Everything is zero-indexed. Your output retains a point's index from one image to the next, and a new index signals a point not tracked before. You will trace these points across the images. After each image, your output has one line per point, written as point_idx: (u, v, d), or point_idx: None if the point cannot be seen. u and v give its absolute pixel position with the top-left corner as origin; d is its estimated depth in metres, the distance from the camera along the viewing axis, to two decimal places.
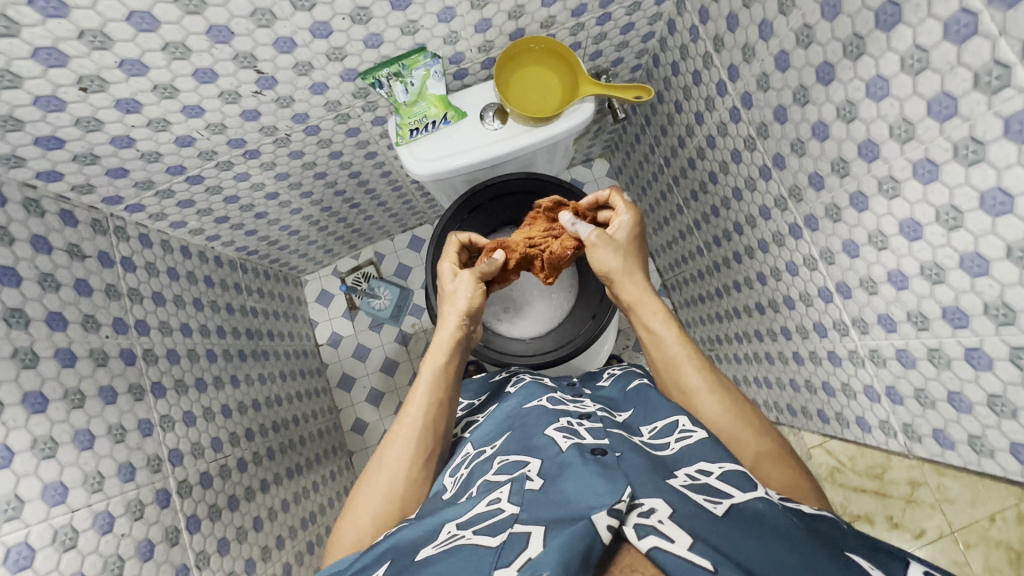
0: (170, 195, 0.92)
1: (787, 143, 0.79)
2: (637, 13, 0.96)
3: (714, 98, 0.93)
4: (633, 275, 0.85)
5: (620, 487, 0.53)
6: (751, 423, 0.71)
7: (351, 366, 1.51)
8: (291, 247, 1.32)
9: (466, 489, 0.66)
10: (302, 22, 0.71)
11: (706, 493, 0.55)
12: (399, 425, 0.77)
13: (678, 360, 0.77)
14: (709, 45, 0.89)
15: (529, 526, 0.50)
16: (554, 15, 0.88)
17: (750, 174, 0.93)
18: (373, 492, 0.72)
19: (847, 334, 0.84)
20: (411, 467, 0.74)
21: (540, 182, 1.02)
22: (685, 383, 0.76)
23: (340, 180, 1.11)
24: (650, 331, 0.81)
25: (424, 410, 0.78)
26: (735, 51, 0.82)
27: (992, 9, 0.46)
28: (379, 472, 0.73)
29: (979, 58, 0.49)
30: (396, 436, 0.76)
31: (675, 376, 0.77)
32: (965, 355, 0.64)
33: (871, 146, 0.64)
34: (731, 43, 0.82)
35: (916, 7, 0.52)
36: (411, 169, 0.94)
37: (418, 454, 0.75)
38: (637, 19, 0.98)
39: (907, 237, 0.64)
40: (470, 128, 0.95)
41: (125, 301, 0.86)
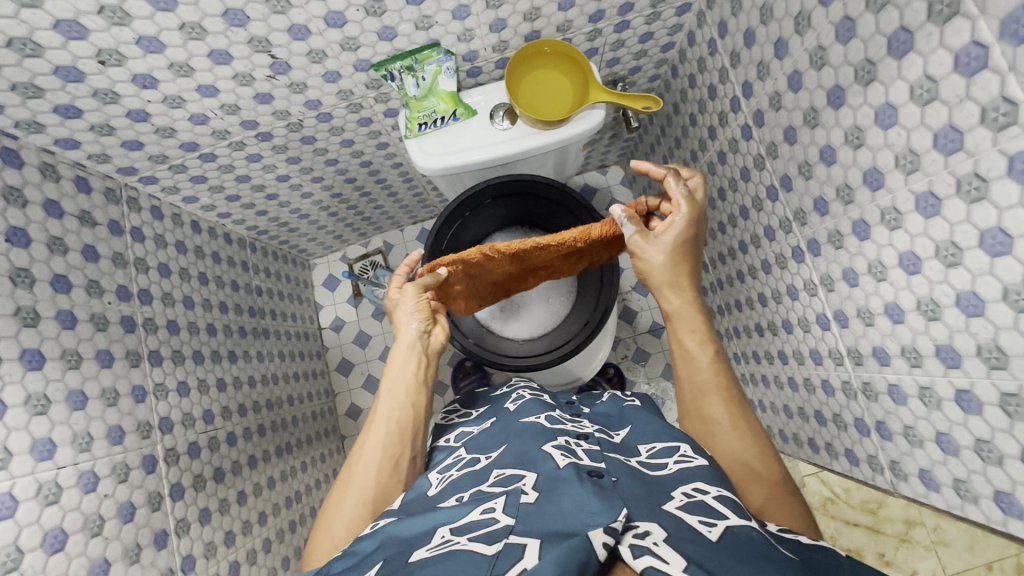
0: (183, 170, 0.89)
1: (795, 165, 0.77)
2: (657, 23, 0.94)
3: (727, 113, 0.91)
4: (677, 284, 0.81)
5: (616, 506, 0.51)
6: (767, 462, 0.69)
7: (351, 351, 1.49)
8: (301, 230, 1.29)
9: (456, 494, 0.63)
10: (316, 11, 0.68)
11: (703, 514, 0.54)
12: (367, 434, 0.77)
13: (706, 388, 0.75)
14: (726, 60, 0.87)
15: (525, 537, 0.48)
16: (571, 21, 0.86)
17: (758, 194, 0.91)
18: (345, 500, 0.71)
19: (842, 364, 0.82)
20: (380, 475, 0.73)
21: (548, 185, 0.98)
22: (706, 413, 0.74)
23: (352, 167, 1.09)
24: (682, 349, 0.79)
25: (390, 415, 0.78)
26: (750, 67, 0.81)
27: (1005, 44, 0.44)
28: (351, 483, 0.72)
29: (989, 94, 0.47)
30: (363, 445, 0.75)
31: (698, 403, 0.75)
32: (956, 397, 0.62)
33: (877, 174, 0.62)
34: (747, 59, 0.80)
35: (931, 36, 0.50)
36: (417, 164, 0.92)
37: (388, 457, 0.74)
38: (656, 29, 0.96)
39: (906, 270, 0.62)
40: (477, 128, 0.92)
41: (131, 270, 0.83)
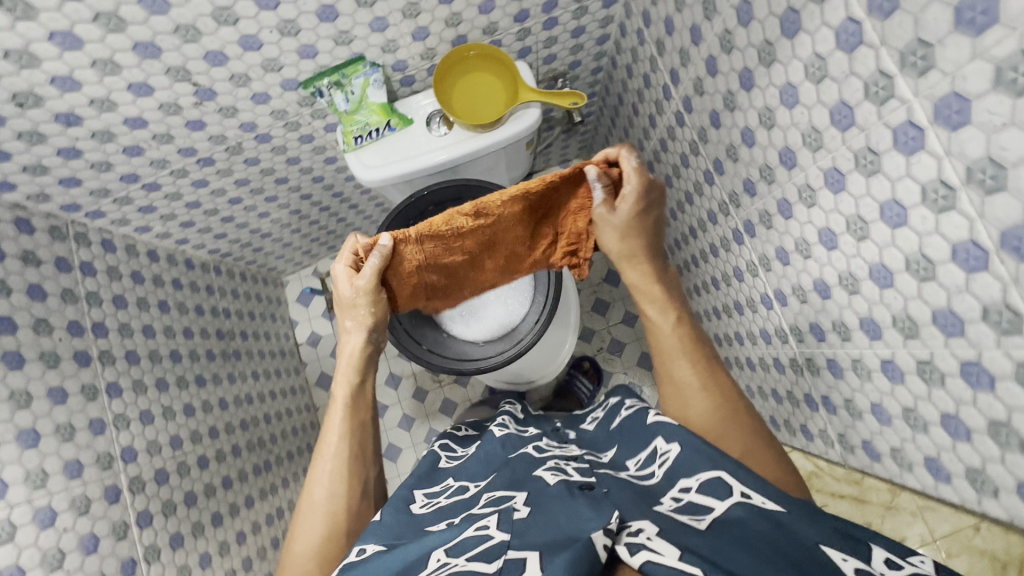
0: (130, 202, 0.76)
1: (723, 148, 0.63)
2: (586, 18, 0.75)
3: (662, 101, 0.74)
4: (632, 256, 0.64)
5: (607, 509, 0.46)
6: (739, 419, 0.58)
7: (330, 365, 1.28)
8: (266, 249, 1.13)
9: (445, 519, 0.54)
10: (231, 36, 0.56)
11: (691, 509, 0.48)
12: (325, 455, 0.60)
13: (672, 352, 0.63)
14: (653, 50, 0.71)
15: (522, 549, 0.42)
16: (528, 29, 0.73)
17: (697, 181, 0.74)
18: (309, 528, 0.56)
19: (769, 371, 0.75)
20: (343, 496, 0.58)
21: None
22: (675, 379, 0.62)
23: (305, 184, 0.93)
24: (643, 318, 0.66)
25: (350, 429, 0.62)
26: (674, 55, 0.66)
27: (874, 18, 0.36)
28: (308, 507, 0.58)
29: (867, 68, 0.38)
30: (322, 465, 0.60)
31: (665, 367, 0.63)
32: (872, 409, 0.53)
33: (789, 154, 0.51)
34: (671, 48, 0.66)
35: (813, 14, 0.41)
36: (360, 179, 0.74)
37: (355, 475, 0.60)
38: (587, 23, 0.77)
39: (825, 247, 0.50)
40: (419, 138, 0.74)
41: (84, 305, 0.71)
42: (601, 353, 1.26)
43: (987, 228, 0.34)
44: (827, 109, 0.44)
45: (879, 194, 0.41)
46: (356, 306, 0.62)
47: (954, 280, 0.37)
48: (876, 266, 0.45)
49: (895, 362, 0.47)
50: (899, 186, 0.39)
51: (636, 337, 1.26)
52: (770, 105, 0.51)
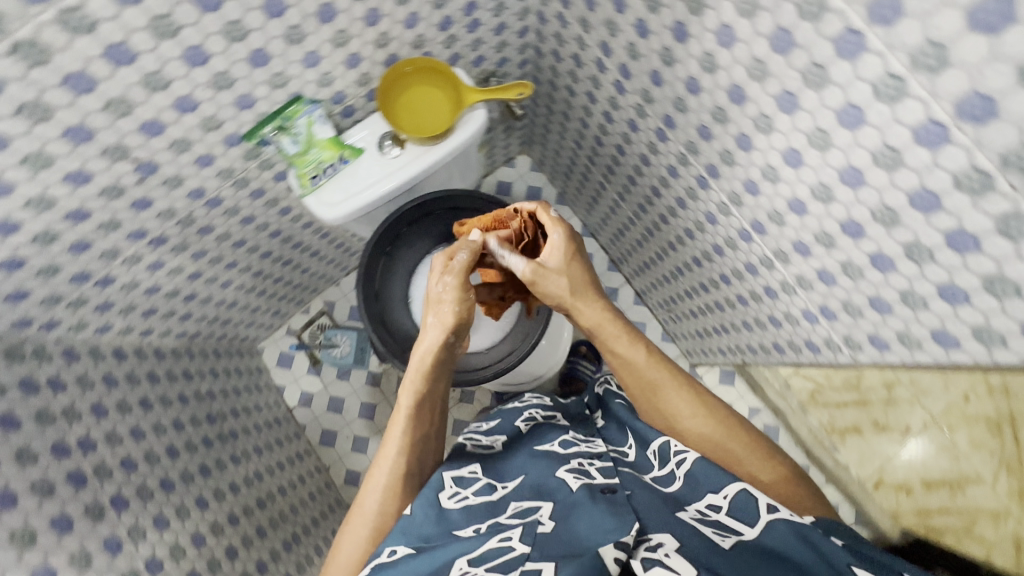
0: (85, 303, 0.71)
1: (669, 103, 0.66)
2: (506, 13, 0.77)
3: (597, 75, 0.77)
4: (587, 298, 0.66)
5: (628, 520, 0.49)
6: (740, 438, 0.61)
7: (329, 421, 1.23)
8: (235, 319, 1.08)
9: (471, 523, 0.52)
10: (164, 101, 0.54)
11: (715, 524, 0.51)
12: (381, 464, 0.60)
13: (658, 385, 0.64)
14: (578, 29, 0.73)
15: (539, 561, 0.46)
16: (454, 35, 0.74)
17: (649, 142, 0.77)
18: (355, 537, 0.58)
19: (761, 300, 0.78)
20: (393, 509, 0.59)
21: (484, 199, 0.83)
22: (665, 410, 0.64)
23: (263, 241, 0.90)
24: (614, 358, 0.66)
25: (410, 441, 0.61)
26: (601, 29, 0.69)
27: None
28: (360, 513, 0.59)
29: None
30: (376, 474, 0.60)
31: (653, 402, 0.65)
32: (871, 303, 0.56)
33: (737, 90, 0.54)
34: (596, 22, 0.69)
35: None
36: (324, 219, 0.73)
37: (407, 490, 0.60)
38: (507, 18, 0.78)
39: (792, 166, 0.53)
40: (374, 165, 0.73)
41: (63, 423, 0.66)
42: None
43: (942, 105, 0.37)
44: (765, 39, 0.47)
45: (832, 103, 0.45)
46: (442, 301, 0.64)
47: (921, 160, 0.41)
48: (846, 170, 0.48)
49: (884, 253, 0.50)
50: (850, 90, 0.42)
51: None
52: (708, 49, 0.54)
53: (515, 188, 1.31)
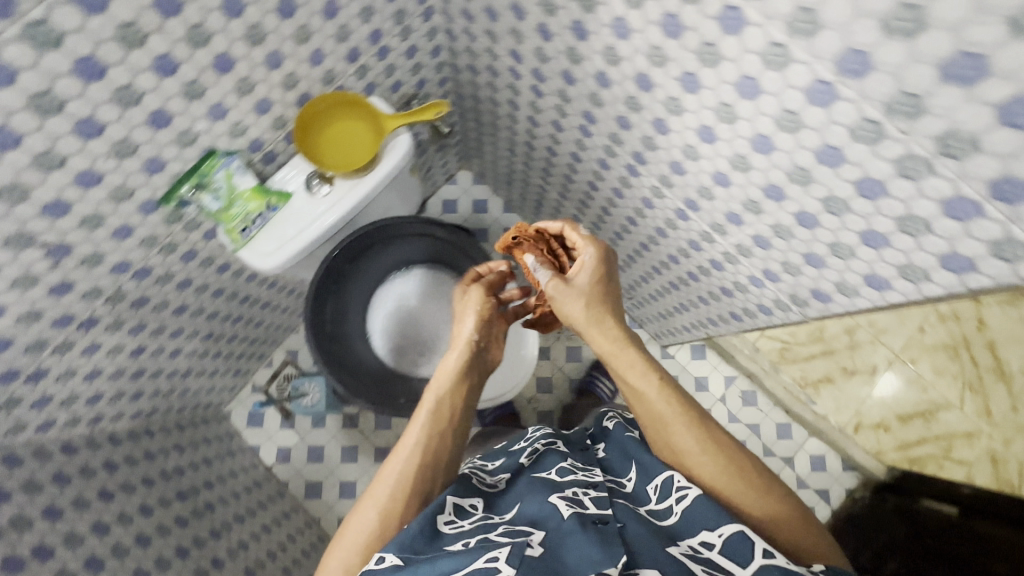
0: (18, 402, 0.67)
1: (586, 99, 0.67)
2: (414, 36, 0.77)
3: (514, 82, 0.78)
4: (602, 321, 0.63)
5: (616, 552, 0.47)
6: (751, 481, 0.56)
7: (313, 472, 1.19)
8: (193, 386, 1.03)
9: (461, 539, 0.51)
10: (64, 179, 0.52)
11: (707, 562, 0.48)
12: (397, 453, 0.60)
13: (666, 419, 0.60)
14: (487, 40, 0.74)
15: None
16: (364, 65, 0.74)
17: (576, 139, 0.78)
18: (360, 522, 0.55)
19: (711, 274, 0.80)
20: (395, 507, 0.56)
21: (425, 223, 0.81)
22: (673, 445, 0.60)
23: (206, 303, 0.86)
24: (625, 385, 0.63)
25: (429, 435, 0.61)
26: (508, 37, 0.70)
27: None
28: (367, 500, 0.57)
29: None
30: (389, 463, 0.59)
31: (661, 436, 0.61)
32: (806, 260, 0.59)
33: (644, 78, 0.56)
34: (502, 32, 0.69)
35: None
36: (262, 269, 0.71)
37: (417, 483, 0.58)
38: (416, 40, 0.78)
39: (707, 142, 0.55)
40: (305, 207, 0.72)
41: (11, 534, 0.61)
42: (563, 334, 1.28)
43: (824, 65, 0.39)
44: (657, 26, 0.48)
45: (729, 77, 0.46)
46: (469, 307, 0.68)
47: (817, 119, 0.43)
48: (756, 138, 0.50)
49: (807, 211, 0.52)
50: (742, 63, 0.44)
51: None
52: (609, 43, 0.55)
53: (461, 204, 1.31)
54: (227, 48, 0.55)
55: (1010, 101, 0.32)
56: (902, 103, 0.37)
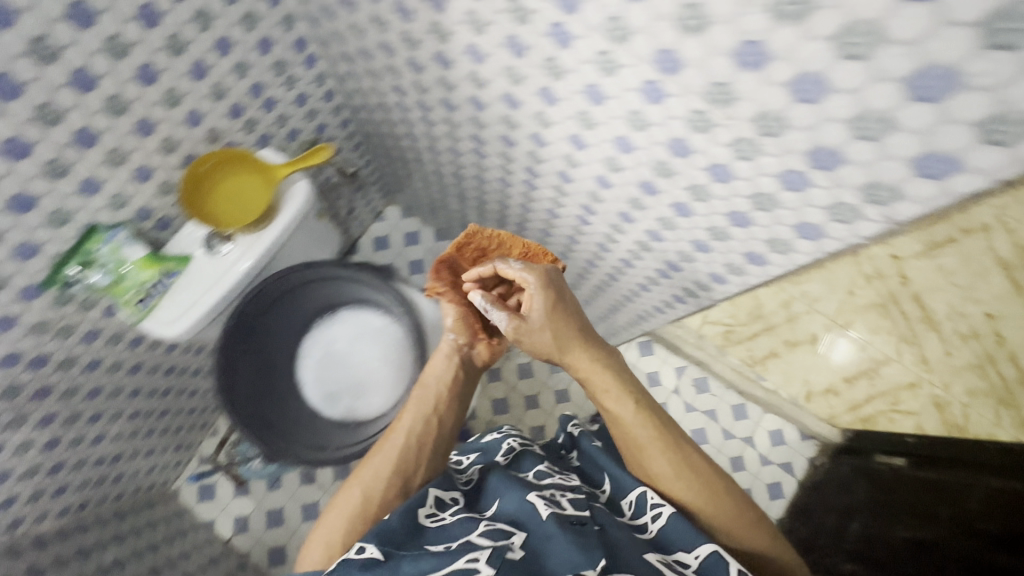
0: None
1: (471, 122, 0.69)
2: (300, 83, 0.78)
3: (407, 115, 0.80)
4: (567, 350, 0.64)
5: (597, 556, 0.46)
6: (723, 506, 0.56)
7: (275, 537, 1.14)
8: (130, 469, 0.98)
9: (444, 540, 0.50)
10: None
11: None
12: (387, 437, 0.64)
13: (641, 443, 0.60)
14: (372, 79, 0.75)
15: None
16: (251, 119, 0.74)
17: (476, 161, 0.80)
18: (347, 498, 0.58)
19: (627, 273, 0.82)
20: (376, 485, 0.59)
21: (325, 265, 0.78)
22: (648, 469, 0.60)
23: (125, 381, 0.83)
24: (602, 409, 0.64)
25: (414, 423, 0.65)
26: (387, 73, 0.72)
27: None
28: (355, 479, 0.60)
29: None
30: (378, 447, 0.63)
31: (637, 460, 0.61)
32: (696, 247, 0.61)
33: (510, 96, 0.58)
34: (381, 68, 0.71)
35: None
36: (169, 336, 0.69)
37: (399, 464, 0.61)
38: (303, 87, 0.79)
39: (579, 148, 0.57)
40: (207, 268, 0.70)
41: None
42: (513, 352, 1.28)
43: None
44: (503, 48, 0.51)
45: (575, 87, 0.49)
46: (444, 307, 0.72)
47: (655, 115, 0.45)
48: (617, 139, 0.52)
49: (680, 201, 0.54)
50: None
51: None
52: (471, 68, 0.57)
53: (393, 240, 1.31)
54: (87, 122, 0.55)
55: (795, 79, 0.36)
56: (716, 92, 0.41)
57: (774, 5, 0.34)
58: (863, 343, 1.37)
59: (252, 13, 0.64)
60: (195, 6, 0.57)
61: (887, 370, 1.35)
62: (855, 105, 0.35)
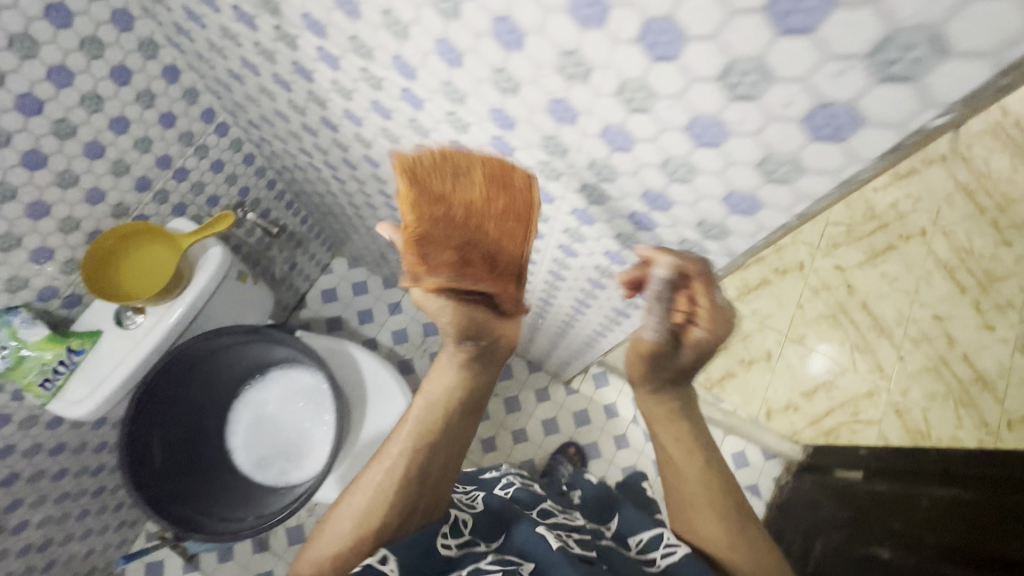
0: None
1: (375, 179, 0.71)
2: (214, 152, 0.80)
3: (323, 173, 0.81)
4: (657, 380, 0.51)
5: None
6: None
7: None
8: (63, 554, 0.94)
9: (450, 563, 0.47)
10: None
11: None
12: (384, 461, 0.55)
13: (697, 501, 0.53)
14: (283, 142, 0.77)
15: None
16: (162, 191, 0.75)
17: (393, 213, 0.81)
18: (334, 531, 0.53)
19: (551, 312, 0.83)
20: (370, 517, 0.52)
21: (235, 333, 0.74)
22: (694, 531, 0.53)
23: (46, 464, 0.81)
24: (660, 450, 0.56)
25: (412, 449, 0.55)
26: (293, 136, 0.73)
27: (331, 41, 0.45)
28: (344, 509, 0.54)
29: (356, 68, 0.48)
30: (371, 474, 0.55)
31: (687, 517, 0.53)
32: (594, 285, 0.62)
33: (395, 154, 0.60)
34: (287, 133, 0.73)
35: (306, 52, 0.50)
36: (80, 418, 0.67)
37: (394, 500, 0.53)
38: (218, 155, 0.81)
39: None
40: (116, 343, 0.69)
41: None
42: None
43: (485, 126, 0.43)
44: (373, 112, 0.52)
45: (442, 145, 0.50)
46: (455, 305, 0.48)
47: None
48: None
49: (563, 244, 0.55)
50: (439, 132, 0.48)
51: None
52: (355, 130, 0.59)
53: (341, 291, 1.31)
54: None
55: (606, 131, 0.35)
56: (551, 144, 0.40)
57: (561, 67, 0.32)
58: (819, 356, 1.37)
59: (148, 90, 0.65)
60: (83, 90, 0.58)
61: (845, 381, 1.35)
62: (660, 152, 0.34)
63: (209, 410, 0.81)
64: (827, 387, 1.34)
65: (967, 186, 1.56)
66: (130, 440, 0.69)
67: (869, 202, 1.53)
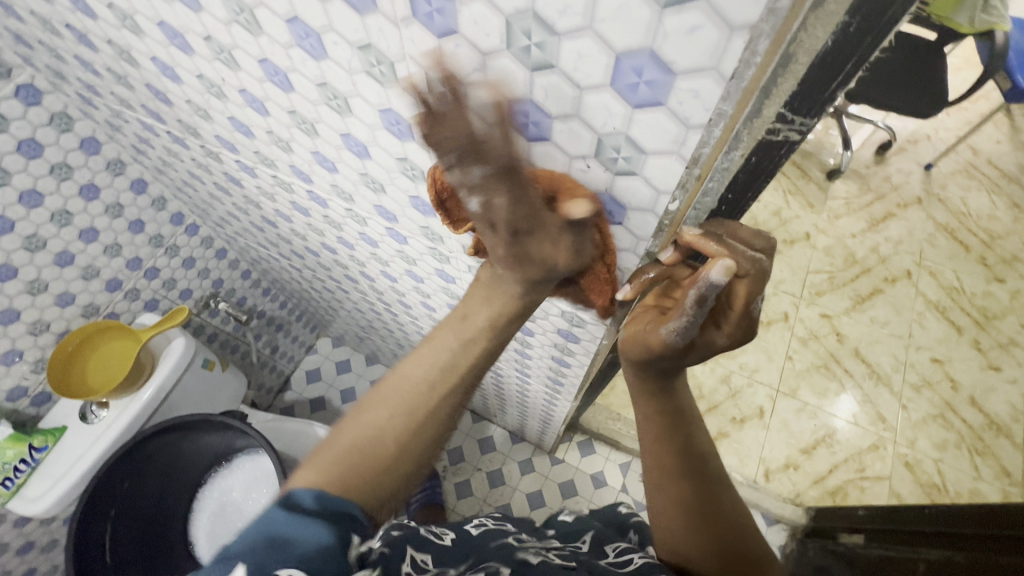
0: None
1: (324, 266, 0.75)
2: (184, 251, 0.86)
3: (286, 262, 0.87)
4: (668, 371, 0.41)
5: None
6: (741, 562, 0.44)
7: None
8: None
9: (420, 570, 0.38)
10: None
11: None
12: (402, 381, 0.33)
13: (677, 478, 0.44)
14: (245, 237, 0.84)
15: None
16: (133, 290, 0.81)
17: (350, 296, 0.85)
18: (339, 446, 0.31)
19: (504, 382, 0.83)
20: (427, 425, 0.33)
21: (193, 423, 0.75)
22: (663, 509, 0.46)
23: (10, 565, 0.81)
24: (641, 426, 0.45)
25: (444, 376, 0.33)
26: (251, 232, 0.79)
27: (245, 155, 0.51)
28: (351, 424, 0.32)
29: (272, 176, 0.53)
30: (383, 391, 0.33)
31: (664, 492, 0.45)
32: (521, 354, 0.63)
33: (327, 246, 0.64)
34: (245, 229, 0.79)
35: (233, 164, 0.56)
36: (36, 515, 0.69)
37: (422, 430, 0.33)
38: (189, 253, 0.88)
39: (392, 281, 0.62)
40: (78, 438, 0.72)
41: None
42: (448, 468, 1.24)
43: (376, 220, 0.47)
44: (297, 211, 0.57)
45: (354, 236, 0.54)
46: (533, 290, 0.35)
47: (410, 254, 0.50)
48: (408, 273, 0.56)
49: None
50: (348, 226, 0.52)
51: (469, 433, 1.28)
52: (290, 226, 0.65)
53: (324, 371, 1.33)
54: None
55: None
56: (428, 234, 0.43)
57: (404, 171, 0.35)
58: (815, 409, 1.31)
59: (117, 202, 0.72)
60: (52, 209, 0.65)
61: (846, 434, 1.28)
62: None
63: (164, 500, 0.82)
64: (827, 442, 1.27)
65: (948, 226, 1.56)
66: (81, 538, 0.69)
67: (849, 249, 1.53)
